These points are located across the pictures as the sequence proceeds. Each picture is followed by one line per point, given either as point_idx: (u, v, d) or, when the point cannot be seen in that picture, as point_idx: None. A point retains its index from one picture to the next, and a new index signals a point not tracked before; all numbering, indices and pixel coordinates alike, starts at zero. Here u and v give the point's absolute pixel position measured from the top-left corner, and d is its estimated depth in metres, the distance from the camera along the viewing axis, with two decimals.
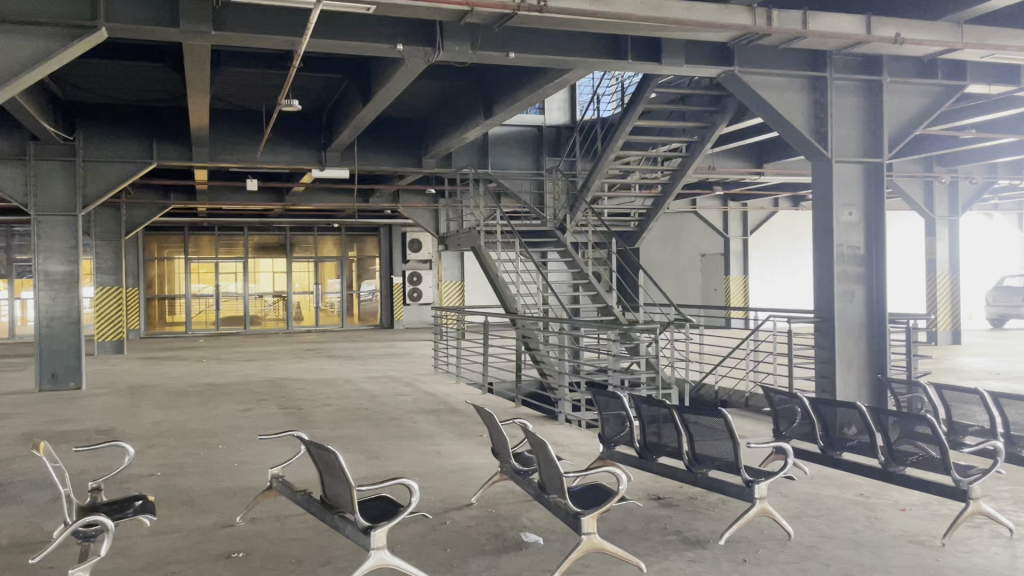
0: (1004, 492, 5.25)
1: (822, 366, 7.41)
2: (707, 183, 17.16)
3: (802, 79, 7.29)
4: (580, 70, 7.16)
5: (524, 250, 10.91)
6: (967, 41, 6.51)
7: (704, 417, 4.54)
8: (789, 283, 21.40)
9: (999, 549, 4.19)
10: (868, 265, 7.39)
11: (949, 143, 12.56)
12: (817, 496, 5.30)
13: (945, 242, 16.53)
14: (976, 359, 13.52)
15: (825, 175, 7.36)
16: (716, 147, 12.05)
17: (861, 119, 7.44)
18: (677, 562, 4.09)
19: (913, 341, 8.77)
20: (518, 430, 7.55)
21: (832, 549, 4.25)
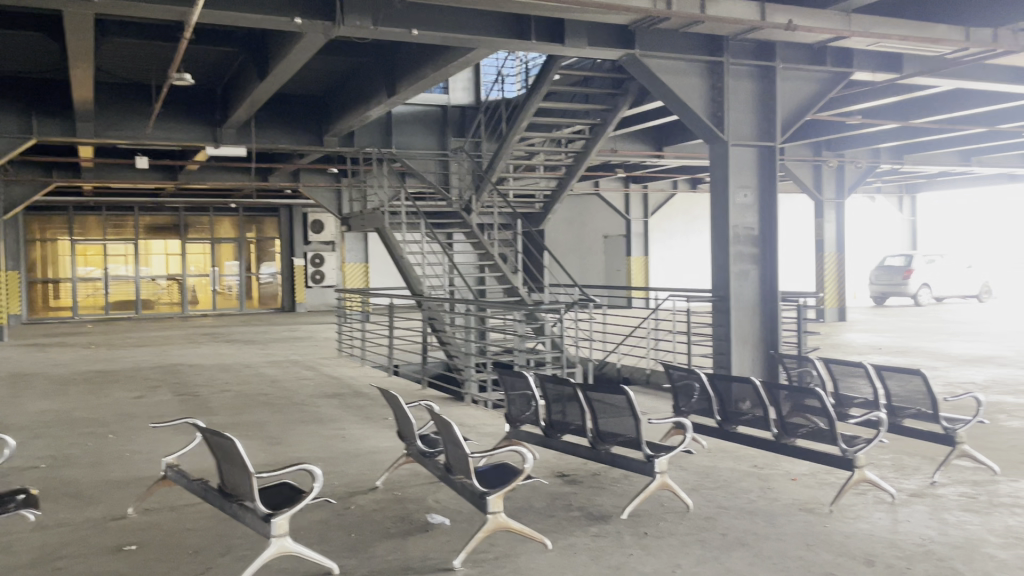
0: (885, 459, 5.57)
1: (720, 343, 7.65)
2: (610, 165, 17.43)
3: (700, 64, 7.44)
4: (485, 49, 7.13)
5: (429, 231, 10.79)
6: (854, 29, 6.79)
7: (608, 394, 4.61)
8: (687, 264, 22.00)
9: (882, 514, 4.43)
10: (763, 245, 7.66)
11: (835, 129, 13.19)
12: (714, 468, 5.48)
13: (833, 224, 17.28)
14: (862, 335, 14.20)
15: (721, 158, 7.57)
16: (618, 129, 12.22)
17: (755, 103, 7.67)
18: (581, 538, 4.15)
19: (804, 318, 9.13)
20: (424, 413, 7.52)
21: (729, 519, 4.40)
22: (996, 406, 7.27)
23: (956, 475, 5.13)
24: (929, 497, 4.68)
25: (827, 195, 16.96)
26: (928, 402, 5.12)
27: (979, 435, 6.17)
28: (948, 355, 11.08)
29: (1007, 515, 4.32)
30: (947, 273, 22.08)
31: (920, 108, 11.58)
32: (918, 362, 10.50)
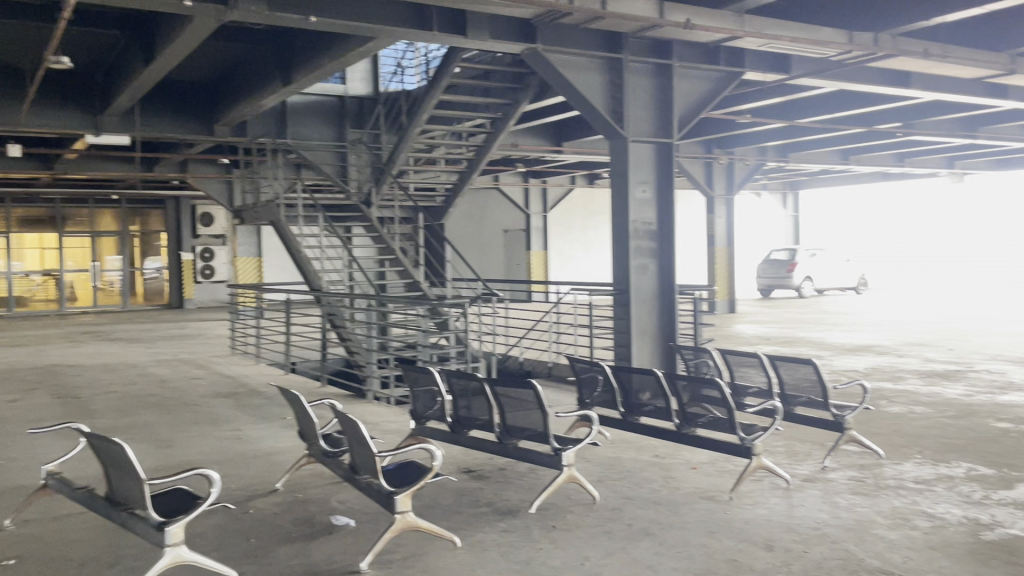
0: (779, 446, 5.78)
1: (621, 336, 7.78)
2: (510, 160, 17.48)
3: (600, 60, 7.53)
4: (386, 39, 6.97)
5: (327, 225, 10.52)
6: (747, 29, 7.01)
7: (515, 389, 4.59)
8: (586, 258, 22.33)
9: (779, 499, 4.59)
10: (661, 240, 7.83)
11: (726, 127, 13.65)
12: (618, 459, 5.56)
13: (723, 219, 17.89)
14: (752, 326, 14.76)
15: (621, 154, 7.69)
16: (519, 124, 12.26)
17: (653, 100, 7.81)
18: (490, 534, 4.12)
19: (699, 311, 9.39)
20: (326, 412, 7.32)
21: (634, 509, 4.46)
22: (877, 393, 7.68)
23: (845, 459, 5.37)
24: (822, 482, 4.89)
25: (718, 191, 17.54)
26: (818, 389, 5.35)
27: (863, 420, 6.51)
28: (831, 344, 11.66)
29: (892, 496, 4.56)
30: (827, 266, 23.25)
31: (804, 109, 12.12)
32: (804, 352, 11.00)
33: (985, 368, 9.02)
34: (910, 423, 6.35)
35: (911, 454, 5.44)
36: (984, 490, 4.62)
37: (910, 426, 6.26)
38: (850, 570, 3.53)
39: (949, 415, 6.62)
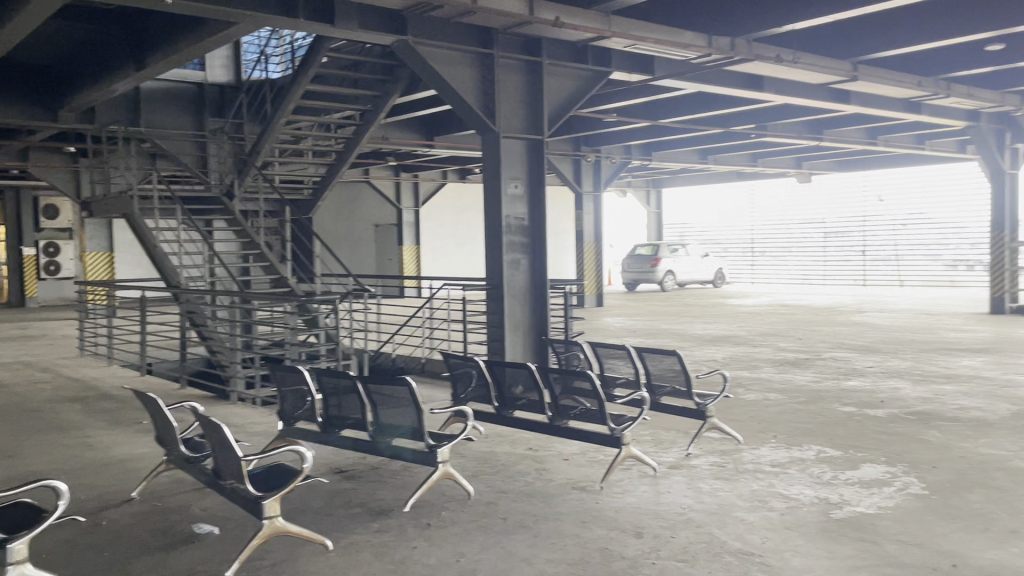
0: (646, 435, 5.96)
1: (494, 331, 7.81)
2: (380, 154, 17.23)
3: (472, 55, 7.51)
4: (249, 24, 6.67)
5: (186, 218, 9.99)
6: (614, 29, 7.17)
7: (388, 386, 4.51)
8: (457, 254, 22.33)
9: (647, 487, 4.73)
10: (533, 236, 7.90)
11: (594, 125, 13.98)
12: (492, 454, 5.58)
13: (591, 215, 18.31)
14: (618, 320, 15.17)
15: (492, 149, 7.70)
16: (389, 117, 12.09)
17: (524, 97, 7.86)
18: (363, 535, 4.03)
19: (570, 304, 9.54)
20: (186, 415, 6.96)
21: (508, 503, 4.48)
22: (735, 381, 8.08)
23: (707, 446, 5.61)
24: (686, 469, 5.08)
25: (586, 188, 17.94)
26: (682, 379, 5.55)
27: (723, 408, 6.82)
28: (692, 336, 12.17)
29: (750, 480, 4.79)
30: (688, 261, 24.22)
31: (667, 110, 12.59)
32: (667, 343, 11.43)
33: (830, 356, 9.66)
34: (765, 410, 6.71)
35: (767, 439, 5.74)
36: (832, 470, 4.94)
37: (765, 412, 6.62)
38: (714, 553, 3.69)
39: (800, 401, 7.04)
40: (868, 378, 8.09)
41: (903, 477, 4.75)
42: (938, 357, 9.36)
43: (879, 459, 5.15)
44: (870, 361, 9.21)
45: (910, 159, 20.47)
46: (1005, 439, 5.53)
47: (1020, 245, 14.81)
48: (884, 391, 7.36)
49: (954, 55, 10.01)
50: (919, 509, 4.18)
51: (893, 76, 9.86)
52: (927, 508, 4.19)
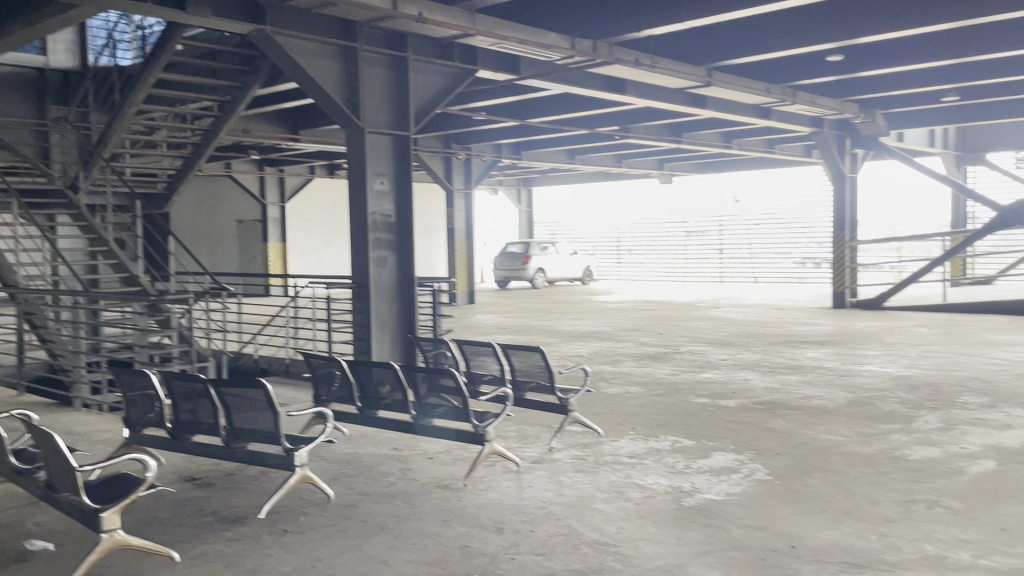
0: (511, 431, 6.02)
1: (360, 330, 7.66)
2: (243, 147, 16.60)
3: (334, 47, 7.34)
4: (90, 7, 6.24)
5: (24, 212, 9.25)
6: (479, 28, 7.18)
7: (244, 389, 4.34)
8: (327, 252, 21.85)
9: (510, 482, 4.78)
10: (399, 232, 7.82)
11: (463, 123, 14.01)
12: (354, 455, 5.48)
13: (462, 212, 18.34)
14: (489, 316, 15.26)
15: (356, 144, 7.55)
16: (251, 109, 11.66)
17: (389, 92, 7.76)
18: (214, 545, 3.86)
19: (438, 302, 9.50)
20: (20, 425, 6.44)
21: (369, 505, 4.41)
22: (598, 375, 8.30)
23: (569, 440, 5.72)
24: (548, 463, 5.16)
25: (457, 185, 17.95)
26: (546, 374, 5.65)
27: (586, 402, 6.98)
28: (559, 332, 12.40)
29: (608, 472, 4.92)
30: (558, 259, 24.67)
31: (534, 110, 12.78)
32: (535, 339, 11.59)
33: (688, 350, 10.09)
34: (626, 403, 6.92)
35: (627, 431, 5.92)
36: (686, 460, 5.15)
37: (625, 405, 6.82)
38: (572, 545, 3.76)
39: (658, 393, 7.31)
40: (722, 370, 8.49)
41: (750, 464, 5.00)
42: (786, 349, 9.94)
43: (729, 447, 5.41)
44: (725, 353, 9.67)
45: (763, 162, 21.64)
46: (841, 425, 5.93)
47: (859, 244, 15.97)
48: (735, 382, 7.75)
49: (799, 65, 10.67)
50: (763, 494, 4.42)
51: (744, 82, 10.40)
52: (771, 493, 4.43)
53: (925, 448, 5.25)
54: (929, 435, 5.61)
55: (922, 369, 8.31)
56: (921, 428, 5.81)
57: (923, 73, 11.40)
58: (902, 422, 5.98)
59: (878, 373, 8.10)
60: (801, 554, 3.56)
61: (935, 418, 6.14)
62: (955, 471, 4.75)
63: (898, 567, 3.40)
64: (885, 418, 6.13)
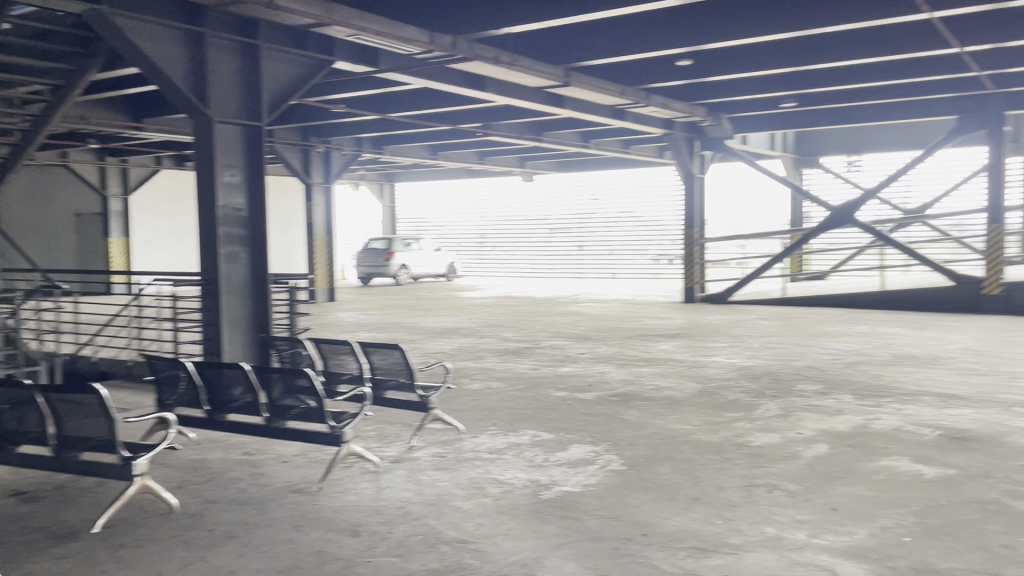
0: (370, 431, 5.90)
1: (209, 330, 7.31)
2: (81, 135, 15.48)
3: (180, 32, 6.94)
4: None
5: None
6: (335, 17, 7.01)
7: (75, 394, 4.02)
8: (176, 247, 20.76)
9: (367, 483, 4.68)
10: (252, 227, 7.51)
11: (321, 116, 13.64)
12: (203, 461, 5.21)
13: (321, 207, 17.90)
14: (350, 314, 14.96)
15: (205, 134, 7.18)
16: (88, 94, 10.88)
17: (240, 80, 7.43)
18: (41, 564, 3.57)
19: (295, 299, 9.21)
20: None
21: (217, 513, 4.20)
22: (459, 372, 8.30)
23: (430, 437, 5.68)
24: (407, 462, 5.09)
25: (315, 179, 17.50)
26: (406, 372, 5.58)
27: (447, 399, 6.95)
28: (421, 328, 12.31)
29: (468, 468, 4.91)
30: (421, 255, 24.52)
31: (395, 105, 12.63)
32: (397, 336, 11.45)
33: (548, 344, 10.26)
34: (486, 398, 6.94)
35: (487, 427, 5.94)
36: (544, 453, 5.22)
37: (486, 401, 6.84)
38: (429, 544, 3.72)
39: (518, 388, 7.38)
40: (580, 363, 8.69)
41: (605, 455, 5.13)
42: (641, 343, 10.29)
43: (586, 439, 5.52)
44: (583, 348, 9.90)
45: (620, 162, 22.32)
46: (691, 414, 6.19)
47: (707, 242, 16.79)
48: (592, 376, 7.94)
49: (652, 68, 11.07)
50: (618, 484, 4.54)
51: (600, 83, 10.70)
52: (625, 482, 4.56)
53: (766, 434, 5.56)
54: (769, 422, 5.95)
55: (764, 359, 8.82)
56: (763, 415, 6.15)
57: (764, 80, 12.12)
58: (745, 410, 6.32)
59: (725, 364, 8.53)
60: (651, 542, 3.68)
61: (774, 405, 6.52)
62: (792, 455, 5.05)
63: (741, 549, 3.57)
64: (730, 407, 6.45)
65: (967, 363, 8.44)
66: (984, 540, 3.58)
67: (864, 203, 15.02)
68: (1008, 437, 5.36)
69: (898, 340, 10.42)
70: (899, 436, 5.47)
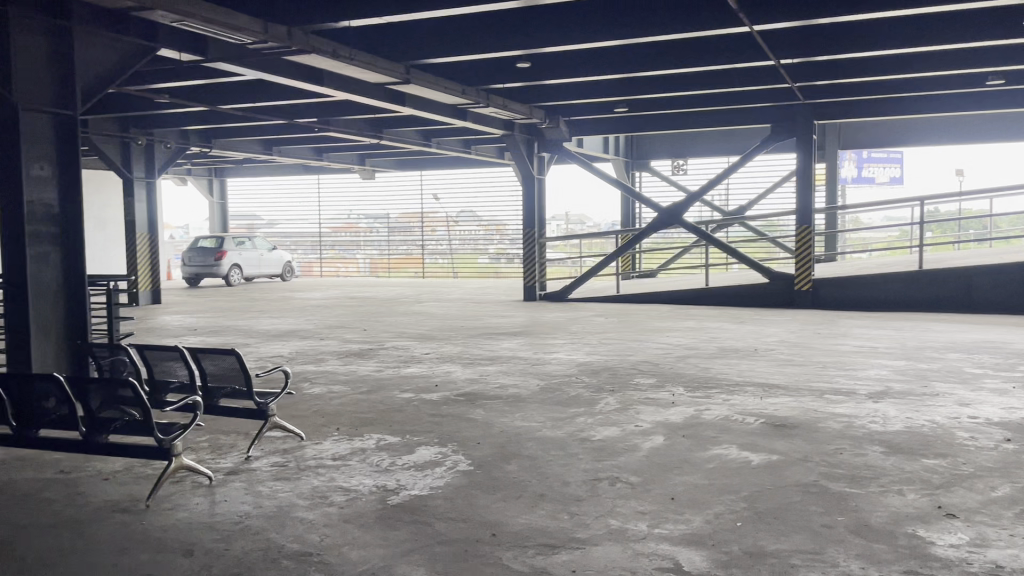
0: (203, 442, 5.56)
1: (12, 338, 6.62)
2: None
3: None
4: None
5: None
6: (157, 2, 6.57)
7: None
8: None
9: (201, 498, 4.39)
10: (63, 224, 6.87)
11: (143, 106, 12.78)
12: (9, 484, 4.70)
13: (143, 203, 16.77)
14: (179, 317, 14.10)
15: (8, 123, 6.48)
16: None
17: (50, 63, 6.74)
18: None
19: (115, 301, 8.54)
20: None
21: (26, 540, 3.81)
22: (299, 376, 7.99)
23: (268, 446, 5.41)
24: (244, 473, 4.83)
25: (137, 173, 16.37)
26: (241, 378, 5.27)
27: (286, 405, 6.67)
28: (257, 331, 11.79)
29: (311, 477, 4.73)
30: (254, 255, 23.50)
31: (226, 97, 12.03)
32: (230, 340, 10.89)
33: (391, 345, 10.11)
34: (328, 403, 6.72)
35: (329, 433, 5.74)
36: (390, 457, 5.11)
37: (329, 405, 6.63)
38: (271, 559, 3.53)
39: (361, 391, 7.21)
40: (425, 364, 8.62)
41: (452, 456, 5.10)
42: (484, 341, 10.35)
43: (432, 441, 5.47)
44: (427, 348, 9.83)
45: (460, 162, 22.41)
46: (535, 411, 6.29)
47: (547, 241, 17.19)
48: (436, 376, 7.89)
49: (492, 68, 11.16)
50: (465, 485, 4.51)
51: (441, 82, 10.68)
52: (473, 483, 4.54)
53: (607, 429, 5.72)
54: (610, 416, 6.14)
55: (602, 355, 9.11)
56: (604, 410, 6.34)
57: (600, 85, 12.53)
58: (586, 405, 6.49)
59: (566, 361, 8.74)
60: (500, 542, 3.68)
61: (614, 399, 6.74)
62: (631, 448, 5.22)
63: (589, 543, 3.63)
64: (573, 402, 6.60)
65: (784, 354, 9.10)
66: (807, 520, 3.84)
67: (691, 205, 15.87)
68: (822, 423, 5.80)
69: (722, 334, 11.09)
70: (728, 426, 5.79)
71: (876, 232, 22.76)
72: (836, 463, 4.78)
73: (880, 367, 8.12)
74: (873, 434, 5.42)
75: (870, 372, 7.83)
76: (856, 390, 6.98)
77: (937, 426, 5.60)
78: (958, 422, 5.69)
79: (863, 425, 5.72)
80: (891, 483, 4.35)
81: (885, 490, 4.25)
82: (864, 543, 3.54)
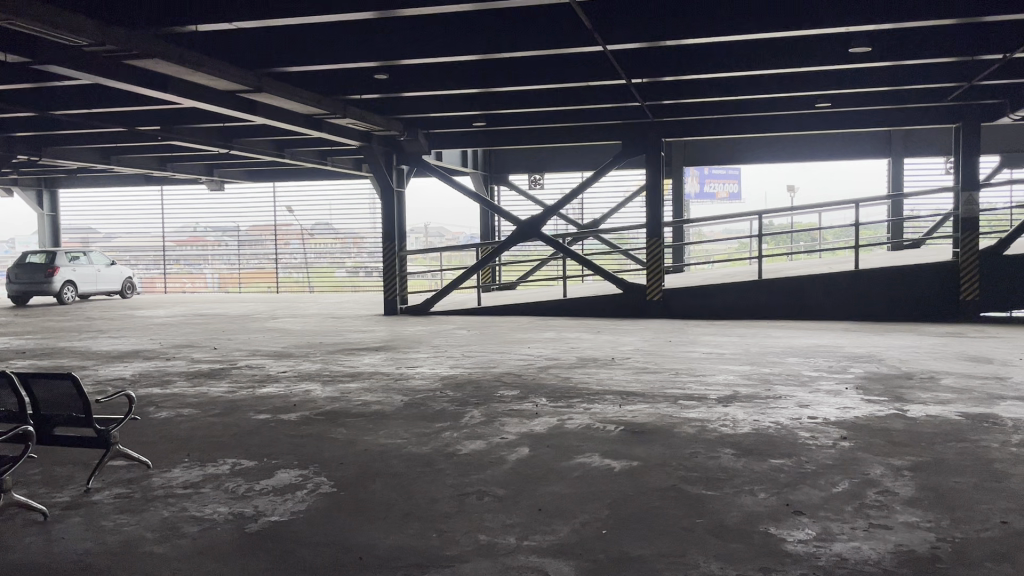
0: (35, 476, 5.10)
1: None
2: None
3: None
4: None
5: None
6: None
7: None
8: None
9: (34, 537, 4.01)
10: None
11: None
12: None
13: None
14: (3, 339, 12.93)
15: None
16: None
17: None
18: None
19: None
20: None
21: None
22: (144, 400, 7.49)
23: (110, 476, 5.03)
24: (82, 507, 4.45)
25: None
26: (77, 405, 4.79)
27: (130, 432, 6.22)
28: (94, 353, 10.98)
29: (160, 508, 4.42)
30: (91, 271, 22.03)
31: (59, 102, 11.18)
32: (64, 364, 10.06)
33: (245, 364, 9.67)
34: (177, 428, 6.33)
35: (178, 460, 5.40)
36: (247, 482, 4.87)
37: (176, 431, 6.23)
38: None
39: (214, 413, 6.85)
40: (282, 383, 8.29)
41: (313, 478, 4.92)
42: (343, 357, 10.08)
43: (291, 463, 5.26)
44: (283, 366, 9.46)
45: (315, 173, 21.91)
46: (399, 428, 6.17)
47: (407, 254, 17.03)
48: (294, 395, 7.60)
49: (347, 79, 10.97)
50: (328, 508, 4.36)
51: (293, 91, 10.37)
52: (335, 506, 4.39)
53: (473, 442, 5.70)
54: (474, 429, 6.12)
55: (464, 368, 9.09)
56: (468, 423, 6.31)
57: (459, 99, 12.58)
58: (451, 419, 6.44)
59: (429, 375, 8.66)
60: (368, 565, 3.57)
61: (478, 412, 6.73)
62: (498, 460, 5.22)
63: (459, 561, 3.59)
64: (439, 417, 6.54)
65: (639, 362, 9.41)
66: (669, 524, 3.96)
67: (548, 218, 16.18)
68: (678, 427, 6.03)
69: (579, 344, 11.35)
70: (590, 433, 5.92)
71: (716, 245, 24.08)
72: (693, 466, 4.98)
73: (728, 372, 8.54)
74: (724, 437, 5.69)
75: (719, 377, 8.24)
76: (707, 395, 7.31)
77: (781, 427, 5.95)
78: (799, 423, 6.07)
79: (714, 428, 6.00)
80: (743, 483, 4.57)
81: (738, 491, 4.46)
82: (723, 543, 3.69)
